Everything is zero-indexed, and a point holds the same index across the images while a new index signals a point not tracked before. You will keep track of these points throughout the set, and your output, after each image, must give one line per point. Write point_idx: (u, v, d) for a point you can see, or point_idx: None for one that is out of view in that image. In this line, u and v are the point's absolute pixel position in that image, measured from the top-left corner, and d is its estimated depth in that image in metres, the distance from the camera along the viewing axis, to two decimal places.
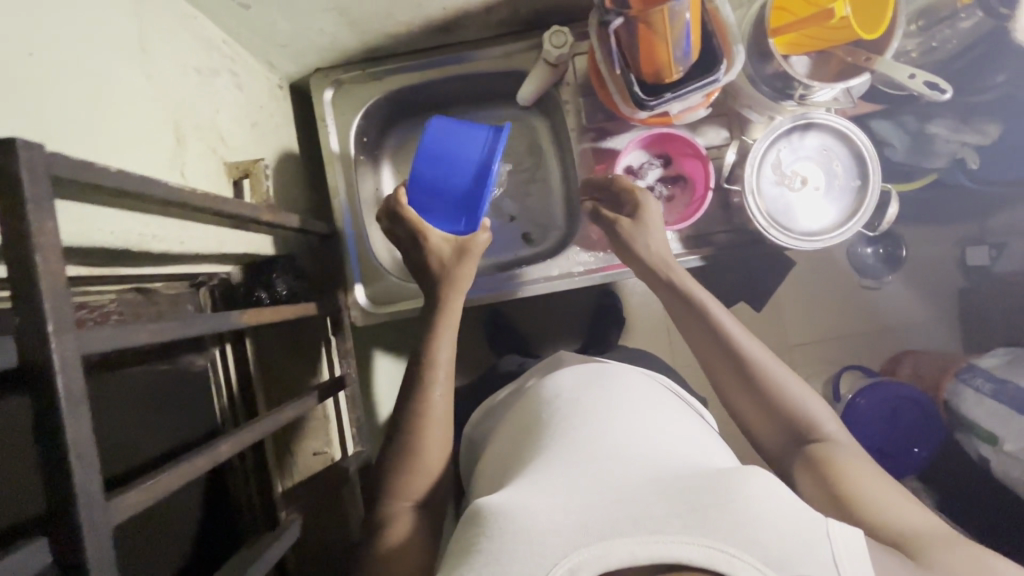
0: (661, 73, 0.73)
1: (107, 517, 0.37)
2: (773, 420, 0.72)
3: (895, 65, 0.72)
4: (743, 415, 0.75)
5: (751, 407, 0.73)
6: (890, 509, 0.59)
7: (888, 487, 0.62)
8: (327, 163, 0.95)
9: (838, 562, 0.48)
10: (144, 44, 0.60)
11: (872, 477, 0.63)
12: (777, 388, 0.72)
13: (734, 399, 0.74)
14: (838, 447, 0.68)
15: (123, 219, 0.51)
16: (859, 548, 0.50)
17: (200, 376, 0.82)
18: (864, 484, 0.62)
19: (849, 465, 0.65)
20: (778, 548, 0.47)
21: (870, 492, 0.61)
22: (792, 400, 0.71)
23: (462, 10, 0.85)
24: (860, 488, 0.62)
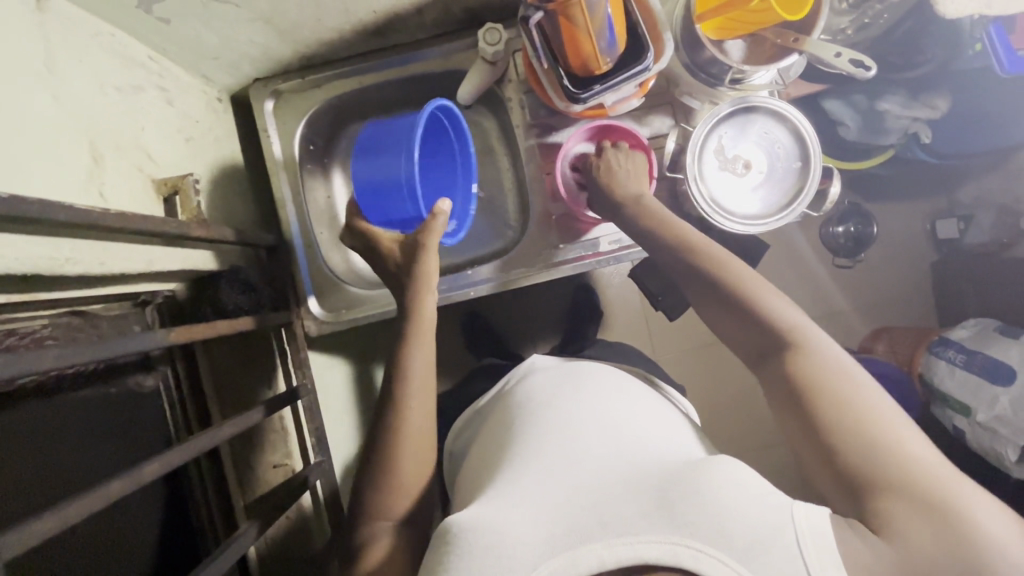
0: (589, 66, 0.73)
1: (2, 547, 0.37)
2: (756, 337, 0.69)
3: (821, 44, 0.72)
4: (724, 333, 0.73)
5: (733, 329, 0.71)
6: (871, 430, 0.57)
7: (882, 401, 0.59)
8: (273, 174, 0.94)
9: (800, 546, 0.49)
10: (50, 64, 0.59)
11: (856, 395, 0.60)
12: (759, 310, 0.69)
13: (716, 319, 0.73)
14: (817, 355, 0.64)
15: (31, 245, 0.51)
16: (822, 529, 0.50)
17: (149, 396, 0.80)
18: (845, 405, 0.59)
19: (832, 379, 0.61)
20: (741, 539, 0.48)
21: (851, 411, 0.58)
22: (777, 317, 0.68)
23: (393, 13, 0.84)
24: (842, 403, 0.59)
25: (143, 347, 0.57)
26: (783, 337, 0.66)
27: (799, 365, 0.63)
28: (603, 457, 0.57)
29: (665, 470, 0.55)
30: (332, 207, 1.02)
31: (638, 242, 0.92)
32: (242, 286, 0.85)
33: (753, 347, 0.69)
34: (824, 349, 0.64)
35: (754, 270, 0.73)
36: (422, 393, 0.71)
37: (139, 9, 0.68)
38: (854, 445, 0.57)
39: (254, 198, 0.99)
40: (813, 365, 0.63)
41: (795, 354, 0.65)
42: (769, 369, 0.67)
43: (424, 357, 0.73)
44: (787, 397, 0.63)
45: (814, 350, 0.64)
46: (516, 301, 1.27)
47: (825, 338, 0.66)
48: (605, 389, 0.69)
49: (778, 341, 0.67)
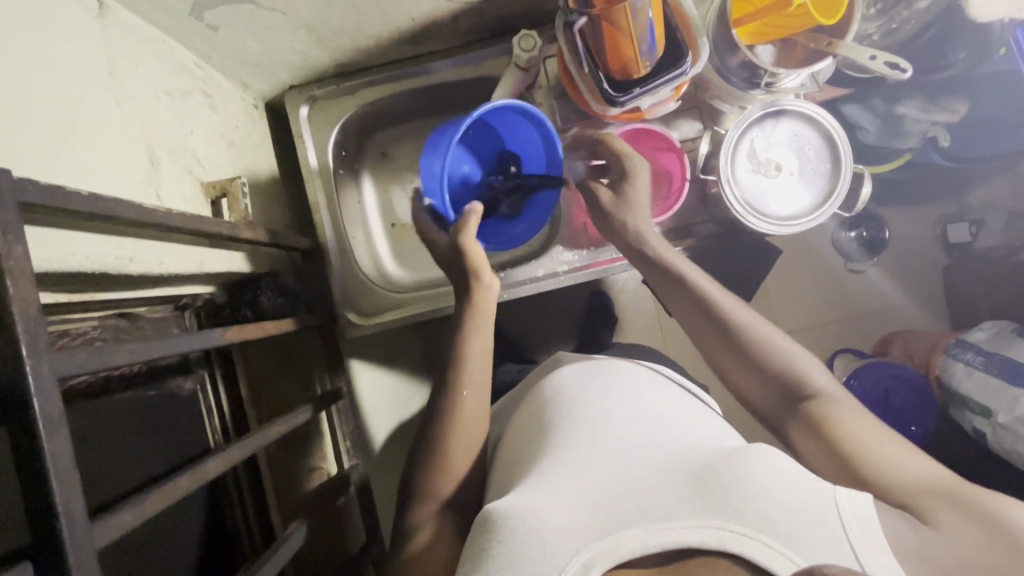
0: (628, 69, 0.75)
1: (90, 539, 0.38)
2: (775, 388, 0.69)
3: (855, 48, 0.74)
4: (741, 386, 0.72)
5: (750, 380, 0.70)
6: (906, 461, 0.57)
7: (878, 429, 0.61)
8: (307, 179, 0.95)
9: (844, 523, 0.48)
10: (112, 69, 0.60)
11: (886, 436, 0.60)
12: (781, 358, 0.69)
13: (727, 366, 0.72)
14: (839, 403, 0.65)
15: (101, 244, 0.52)
16: (864, 508, 0.49)
17: (189, 399, 0.80)
18: (874, 438, 0.60)
19: (860, 423, 0.62)
20: (787, 522, 0.47)
21: (883, 444, 0.59)
22: (794, 362, 0.69)
23: (430, 20, 0.86)
24: (871, 439, 0.60)
25: (204, 345, 0.58)
26: (803, 387, 0.67)
27: (828, 411, 0.64)
28: (641, 449, 0.57)
29: (702, 460, 0.55)
30: (362, 213, 1.03)
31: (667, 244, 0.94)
32: (280, 292, 0.86)
33: (770, 400, 0.69)
34: (843, 399, 0.65)
35: (752, 312, 0.73)
36: (476, 389, 0.72)
37: (191, 16, 0.69)
38: (892, 472, 0.57)
39: (287, 202, 1.00)
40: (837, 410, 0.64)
41: (816, 404, 0.65)
42: (792, 423, 0.67)
43: (479, 354, 0.73)
44: (817, 439, 0.63)
45: (837, 400, 0.65)
46: (534, 305, 1.28)
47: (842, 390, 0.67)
48: (638, 387, 0.69)
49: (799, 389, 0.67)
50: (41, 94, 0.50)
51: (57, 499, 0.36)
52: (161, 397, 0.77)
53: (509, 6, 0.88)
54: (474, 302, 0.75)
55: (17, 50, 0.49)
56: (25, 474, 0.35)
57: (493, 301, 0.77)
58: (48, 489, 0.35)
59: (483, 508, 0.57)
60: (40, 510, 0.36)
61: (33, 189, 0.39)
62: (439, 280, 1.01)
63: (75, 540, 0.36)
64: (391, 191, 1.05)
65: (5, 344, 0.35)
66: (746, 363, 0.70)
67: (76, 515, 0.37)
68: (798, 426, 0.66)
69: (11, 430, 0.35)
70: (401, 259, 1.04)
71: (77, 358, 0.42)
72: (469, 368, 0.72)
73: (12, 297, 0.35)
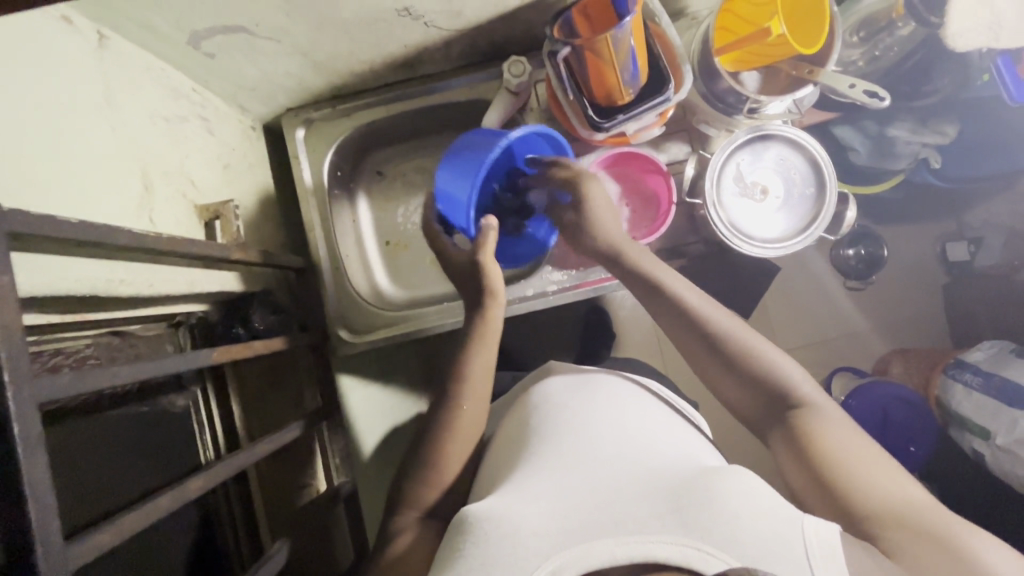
0: (612, 95, 0.77)
1: (66, 559, 0.39)
2: (762, 398, 0.69)
3: (836, 77, 0.76)
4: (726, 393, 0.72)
5: (740, 390, 0.71)
6: (885, 484, 0.57)
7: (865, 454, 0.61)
8: (303, 198, 0.98)
9: (808, 556, 0.48)
10: (109, 97, 0.63)
11: (868, 454, 0.60)
12: (769, 371, 0.69)
13: (712, 375, 0.73)
14: (823, 418, 0.65)
15: (91, 267, 0.54)
16: (828, 535, 0.50)
17: (180, 415, 0.82)
18: (853, 454, 0.60)
19: (840, 438, 0.62)
20: (753, 547, 0.47)
21: (863, 463, 0.59)
22: (781, 376, 0.69)
23: (422, 46, 0.89)
24: (853, 458, 0.60)
25: (191, 366, 0.59)
26: (789, 399, 0.68)
27: (811, 425, 0.64)
28: (621, 463, 0.57)
29: (679, 479, 0.55)
30: (358, 231, 1.04)
31: None
32: (272, 309, 0.88)
33: (756, 408, 0.70)
34: (829, 415, 0.65)
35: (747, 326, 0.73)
36: (475, 402, 0.72)
37: (188, 45, 0.72)
38: (867, 493, 0.57)
39: (283, 221, 1.01)
40: (821, 423, 0.64)
41: (801, 417, 0.65)
42: (780, 437, 0.66)
43: (481, 370, 0.74)
44: (796, 451, 0.63)
45: (824, 414, 0.65)
46: (529, 322, 1.28)
47: (828, 404, 0.67)
48: (621, 401, 0.69)
49: (787, 402, 0.68)
50: (38, 124, 0.52)
51: (34, 521, 0.37)
52: (153, 413, 0.78)
53: (499, 33, 0.91)
54: (485, 317, 0.77)
55: (16, 83, 0.51)
56: (2, 496, 0.36)
57: (505, 313, 0.79)
58: (23, 511, 0.36)
59: (459, 512, 0.57)
60: (16, 531, 0.37)
61: (25, 219, 0.41)
62: (432, 298, 1.02)
63: (50, 561, 0.37)
64: (386, 210, 1.06)
65: None
66: (736, 372, 0.70)
67: (51, 536, 0.38)
68: (780, 435, 0.66)
69: None
70: (395, 276, 1.05)
71: (61, 381, 0.43)
72: (469, 384, 0.73)
73: None
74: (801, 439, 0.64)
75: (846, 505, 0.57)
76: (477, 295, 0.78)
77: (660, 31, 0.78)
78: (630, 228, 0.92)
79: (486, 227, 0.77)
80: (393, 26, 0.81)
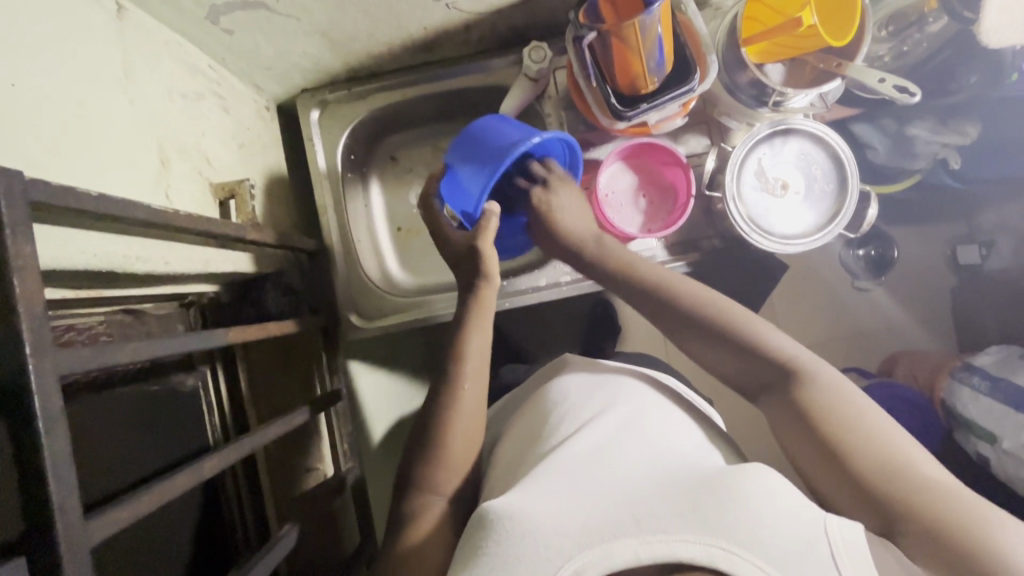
0: (636, 84, 0.76)
1: (83, 533, 0.38)
2: (759, 372, 0.68)
3: (865, 70, 0.74)
4: (722, 372, 0.71)
5: (748, 376, 0.69)
6: (892, 454, 0.57)
7: (887, 431, 0.60)
8: (315, 181, 0.96)
9: (834, 553, 0.47)
10: (129, 72, 0.62)
11: (872, 422, 0.60)
12: (764, 347, 0.68)
13: (704, 355, 0.72)
14: (825, 388, 0.64)
15: (108, 243, 0.53)
16: (854, 536, 0.49)
17: (189, 395, 0.81)
18: (856, 425, 0.60)
19: (844, 408, 0.62)
20: (776, 546, 0.47)
21: (878, 442, 0.58)
22: (777, 351, 0.68)
23: (441, 29, 0.87)
24: (858, 430, 0.60)
25: (206, 346, 0.58)
26: (787, 371, 0.67)
27: (809, 398, 0.63)
28: (641, 464, 0.57)
29: (699, 477, 0.54)
30: (370, 216, 1.03)
31: (671, 258, 0.94)
32: (283, 290, 0.87)
33: (750, 385, 0.69)
34: (830, 381, 0.65)
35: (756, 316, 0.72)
36: (476, 381, 0.72)
37: (206, 19, 0.71)
38: (874, 467, 0.57)
39: (295, 204, 1.00)
40: (823, 394, 0.63)
41: (801, 388, 0.65)
42: (794, 427, 0.64)
43: (478, 349, 0.74)
44: (800, 429, 0.63)
45: (823, 382, 0.64)
46: (537, 313, 1.27)
47: (827, 371, 0.66)
48: (643, 401, 0.69)
49: (784, 374, 0.67)
50: (57, 93, 0.51)
51: (53, 494, 0.36)
52: (162, 393, 0.77)
53: (520, 18, 0.89)
54: (476, 296, 0.76)
55: (34, 51, 0.50)
56: (23, 467, 0.36)
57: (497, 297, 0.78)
58: (44, 483, 0.36)
59: (478, 508, 0.57)
60: (35, 503, 0.36)
61: (46, 190, 0.40)
62: (441, 286, 1.01)
63: (69, 534, 0.37)
64: (399, 196, 1.05)
65: (10, 339, 0.36)
66: (745, 358, 0.69)
67: (70, 509, 0.37)
68: (779, 409, 0.66)
69: (12, 424, 0.36)
70: (405, 263, 1.04)
71: (82, 354, 0.43)
72: (470, 360, 0.73)
73: (18, 294, 0.36)
74: (808, 416, 0.63)
75: (856, 481, 0.57)
76: (470, 277, 0.77)
77: (686, 19, 0.77)
78: (645, 219, 0.91)
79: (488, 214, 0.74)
80: (415, 6, 0.79)
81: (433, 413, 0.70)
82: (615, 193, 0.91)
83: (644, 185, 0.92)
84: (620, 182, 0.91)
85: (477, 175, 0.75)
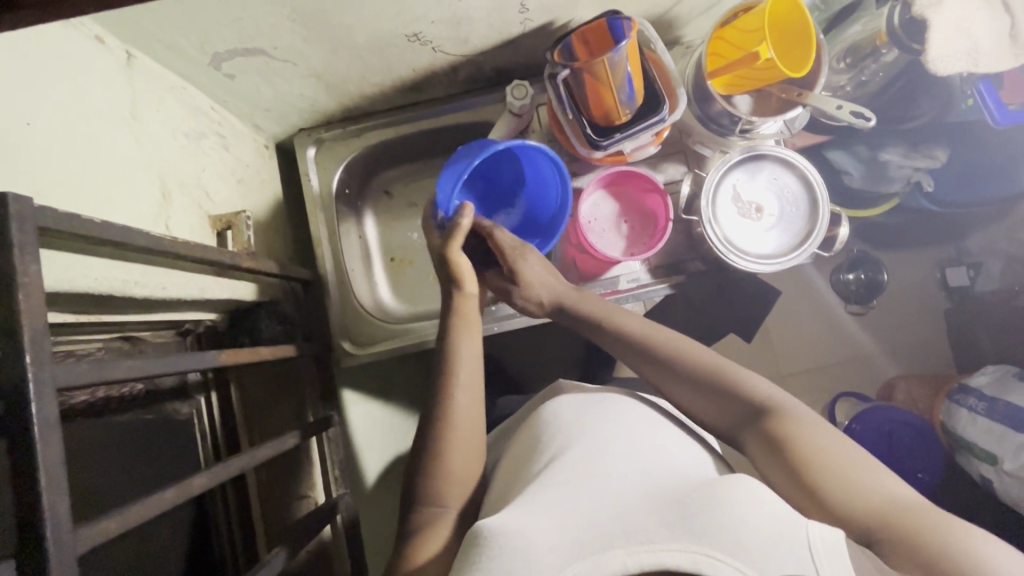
0: (610, 115, 0.81)
1: (72, 540, 0.40)
2: (726, 408, 0.70)
3: (823, 98, 0.80)
4: (695, 408, 0.73)
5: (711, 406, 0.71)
6: (854, 467, 0.58)
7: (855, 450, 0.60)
8: (312, 215, 1.01)
9: (813, 556, 0.47)
10: (134, 112, 0.67)
11: (836, 443, 0.62)
12: (732, 382, 0.71)
13: (677, 392, 0.74)
14: (791, 416, 0.65)
15: (108, 267, 0.56)
16: (834, 541, 0.49)
17: (182, 423, 0.82)
18: (819, 444, 0.61)
19: (807, 433, 0.63)
20: (757, 547, 0.47)
21: (846, 461, 0.59)
22: (741, 384, 0.70)
23: (430, 71, 0.93)
24: (817, 446, 0.61)
25: (199, 366, 0.60)
26: (754, 404, 0.68)
27: (776, 425, 0.65)
28: (629, 475, 0.58)
29: (688, 490, 0.55)
30: (364, 247, 1.07)
31: (655, 281, 0.96)
32: (278, 318, 0.90)
33: (721, 417, 0.70)
34: (795, 411, 0.66)
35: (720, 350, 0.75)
36: (469, 391, 0.74)
37: (210, 65, 0.76)
38: (835, 478, 0.58)
39: (291, 237, 1.05)
40: (787, 420, 0.65)
41: (766, 417, 0.66)
42: (760, 454, 0.65)
43: (469, 356, 0.76)
44: (769, 458, 0.64)
45: (791, 413, 0.66)
46: (531, 341, 1.29)
47: (794, 404, 0.68)
48: (638, 421, 0.69)
49: (750, 406, 0.68)
50: (68, 131, 0.56)
51: (44, 498, 0.38)
52: (158, 420, 0.79)
53: (503, 59, 0.95)
54: (459, 306, 0.80)
55: (48, 93, 0.54)
56: (17, 474, 0.38)
57: (477, 308, 0.81)
58: (36, 488, 0.38)
59: (472, 528, 0.57)
60: (28, 510, 0.38)
61: (53, 215, 0.44)
62: (432, 312, 1.04)
63: (58, 540, 0.38)
64: (392, 227, 1.09)
65: (12, 351, 0.38)
66: (706, 391, 0.72)
67: (60, 515, 0.39)
68: (750, 441, 0.67)
69: (8, 430, 0.38)
70: (399, 291, 1.07)
71: (80, 368, 0.45)
72: (463, 368, 0.75)
73: (22, 307, 0.39)
74: (774, 443, 0.64)
75: (830, 497, 0.57)
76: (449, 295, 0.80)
77: (655, 57, 0.82)
78: (628, 243, 0.95)
79: (459, 216, 0.79)
80: (403, 51, 0.85)
81: (425, 434, 0.72)
82: (597, 218, 0.95)
83: (625, 211, 0.95)
84: (602, 209, 0.95)
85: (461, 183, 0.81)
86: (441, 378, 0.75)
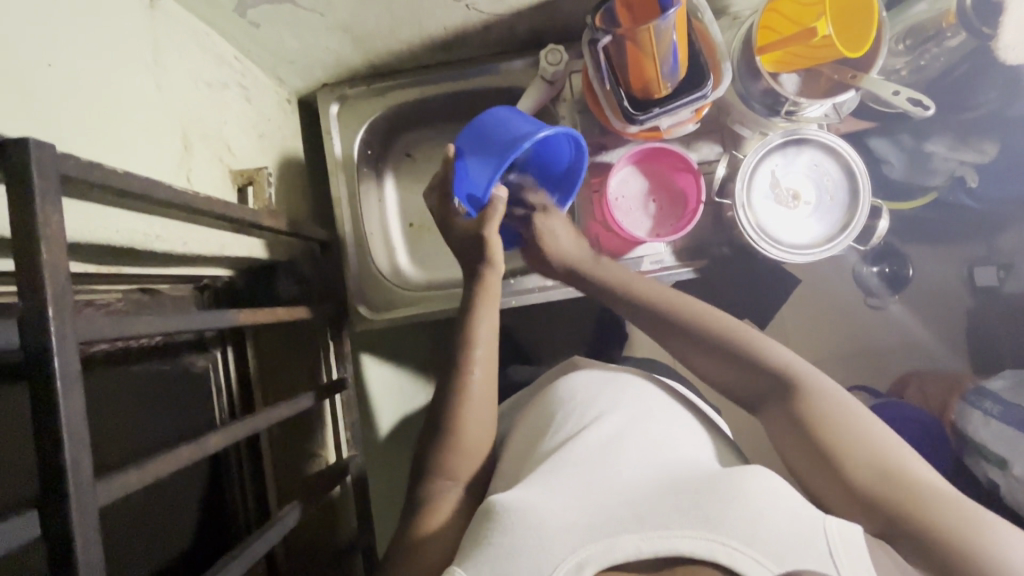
0: (649, 89, 0.77)
1: (93, 495, 0.40)
2: (749, 377, 0.68)
3: (879, 82, 0.75)
4: (714, 378, 0.72)
5: (731, 372, 0.70)
6: (883, 457, 0.57)
7: (880, 430, 0.60)
8: (331, 174, 0.98)
9: (830, 552, 0.47)
10: (157, 57, 0.64)
11: (866, 427, 0.60)
12: (757, 354, 0.69)
13: (704, 364, 0.72)
14: (820, 395, 0.63)
15: (125, 218, 0.55)
16: (852, 538, 0.49)
17: (199, 375, 0.84)
18: (850, 429, 0.60)
19: (839, 419, 0.61)
20: (774, 542, 0.47)
21: (870, 444, 0.58)
22: (766, 355, 0.68)
23: (461, 30, 0.89)
24: (844, 427, 0.60)
25: (218, 324, 0.60)
26: (779, 378, 0.66)
27: (800, 400, 0.64)
28: (640, 463, 0.58)
29: (701, 477, 0.54)
30: (383, 210, 1.04)
31: (678, 264, 0.94)
32: (296, 281, 0.91)
33: (741, 384, 0.69)
34: (821, 389, 0.64)
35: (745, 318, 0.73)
36: (484, 371, 0.73)
37: (234, 12, 0.73)
38: (861, 468, 0.57)
39: (310, 195, 1.03)
40: (817, 401, 0.63)
41: (793, 395, 0.64)
42: (783, 431, 0.64)
43: (485, 336, 0.75)
44: (794, 436, 0.63)
45: (813, 388, 0.64)
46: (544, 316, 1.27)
47: (818, 377, 0.66)
48: (652, 402, 0.68)
49: (777, 382, 0.66)
50: (90, 77, 0.54)
51: (66, 452, 0.38)
52: (175, 371, 0.80)
53: (539, 21, 0.90)
54: (482, 283, 0.77)
55: (69, 34, 0.52)
56: (41, 431, 0.38)
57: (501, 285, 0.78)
58: (58, 443, 0.38)
59: (484, 500, 0.57)
60: (49, 463, 0.38)
61: (75, 164, 0.42)
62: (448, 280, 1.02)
63: (79, 495, 0.39)
64: (412, 191, 1.06)
65: (33, 304, 0.38)
66: (726, 358, 0.70)
67: (81, 469, 0.39)
68: (776, 419, 0.65)
69: (30, 380, 0.38)
70: (415, 257, 1.05)
71: (100, 322, 0.44)
72: (478, 348, 0.74)
73: (45, 260, 0.38)
74: (800, 422, 0.62)
75: (856, 489, 0.56)
76: (474, 266, 0.78)
77: (702, 27, 0.78)
78: (654, 224, 0.92)
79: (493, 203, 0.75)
80: (435, 6, 0.81)
81: (440, 404, 0.71)
82: (625, 195, 0.92)
83: (654, 190, 0.92)
84: (631, 186, 0.92)
85: (485, 167, 0.77)
86: (460, 362, 0.74)
